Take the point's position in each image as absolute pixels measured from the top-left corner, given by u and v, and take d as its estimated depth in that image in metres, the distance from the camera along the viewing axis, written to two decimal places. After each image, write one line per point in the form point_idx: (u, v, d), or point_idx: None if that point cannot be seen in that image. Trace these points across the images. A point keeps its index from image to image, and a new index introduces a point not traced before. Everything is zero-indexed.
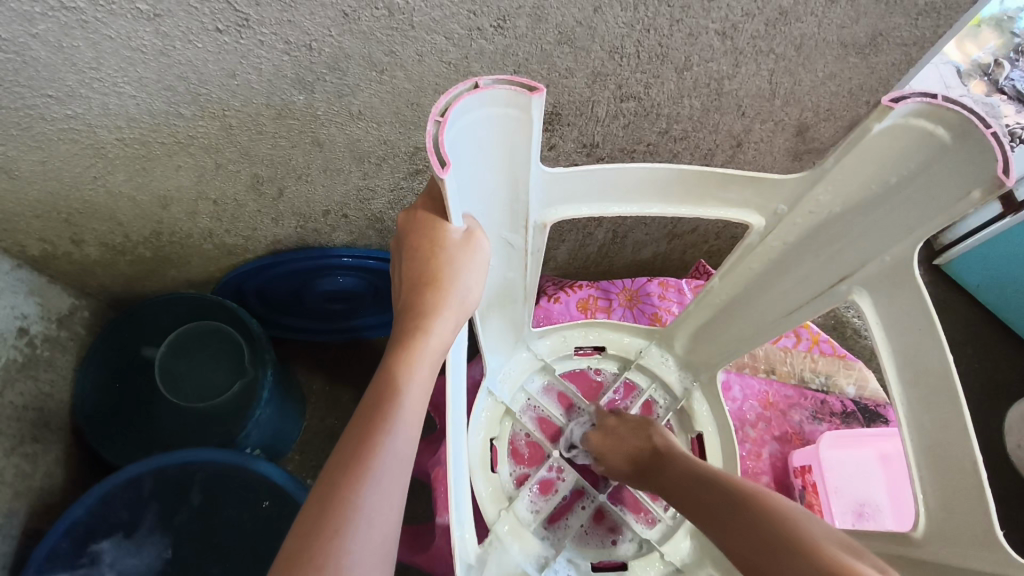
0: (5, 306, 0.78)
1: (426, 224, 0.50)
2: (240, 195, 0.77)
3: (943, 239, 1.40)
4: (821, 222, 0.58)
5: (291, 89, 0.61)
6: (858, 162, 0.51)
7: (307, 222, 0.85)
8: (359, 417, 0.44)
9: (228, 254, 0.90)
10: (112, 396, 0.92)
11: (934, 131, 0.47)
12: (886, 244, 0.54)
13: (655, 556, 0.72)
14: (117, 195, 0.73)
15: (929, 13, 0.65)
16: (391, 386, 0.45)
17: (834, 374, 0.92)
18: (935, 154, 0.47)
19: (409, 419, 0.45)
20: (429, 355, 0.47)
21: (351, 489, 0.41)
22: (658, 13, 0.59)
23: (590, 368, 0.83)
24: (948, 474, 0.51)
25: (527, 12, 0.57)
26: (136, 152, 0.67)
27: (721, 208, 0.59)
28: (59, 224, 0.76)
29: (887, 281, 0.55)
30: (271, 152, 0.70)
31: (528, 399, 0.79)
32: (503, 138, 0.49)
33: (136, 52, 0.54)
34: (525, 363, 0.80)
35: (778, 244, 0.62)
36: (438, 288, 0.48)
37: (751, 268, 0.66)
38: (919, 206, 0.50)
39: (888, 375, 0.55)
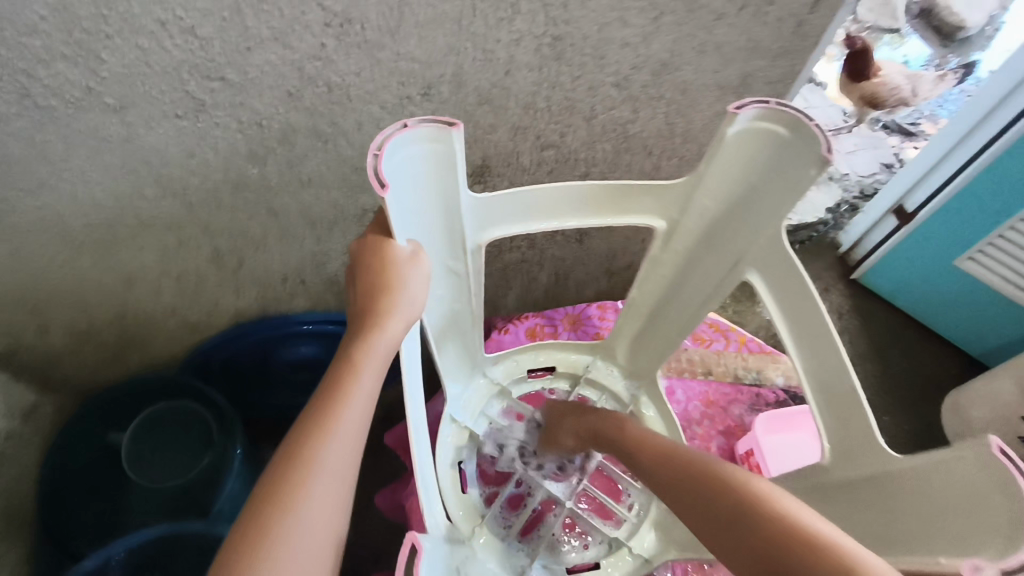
0: None
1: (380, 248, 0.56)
2: (202, 270, 0.83)
3: (855, 257, 1.56)
4: (712, 218, 0.66)
5: (245, 164, 0.69)
6: (725, 163, 0.61)
7: (267, 290, 0.92)
8: (315, 403, 0.49)
9: (192, 330, 0.95)
10: (77, 485, 0.91)
11: (777, 129, 0.57)
12: (763, 229, 0.63)
13: (624, 551, 0.75)
14: (83, 280, 0.77)
15: (785, 54, 0.78)
16: (344, 377, 0.50)
17: (764, 368, 0.99)
18: (781, 146, 0.58)
19: (353, 411, 0.49)
20: (380, 352, 0.52)
21: (307, 462, 0.46)
22: (559, 72, 0.70)
23: (544, 389, 0.87)
24: (841, 409, 0.61)
25: (448, 80, 0.67)
26: (102, 236, 0.72)
27: (630, 217, 0.67)
28: (24, 316, 0.79)
29: (770, 259, 0.63)
30: (230, 225, 0.77)
31: (490, 423, 0.82)
32: (429, 169, 0.56)
33: (103, 141, 0.61)
34: (481, 390, 0.84)
35: (681, 246, 0.70)
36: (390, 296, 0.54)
37: (664, 273, 0.75)
38: (781, 191, 0.60)
39: (785, 341, 0.64)
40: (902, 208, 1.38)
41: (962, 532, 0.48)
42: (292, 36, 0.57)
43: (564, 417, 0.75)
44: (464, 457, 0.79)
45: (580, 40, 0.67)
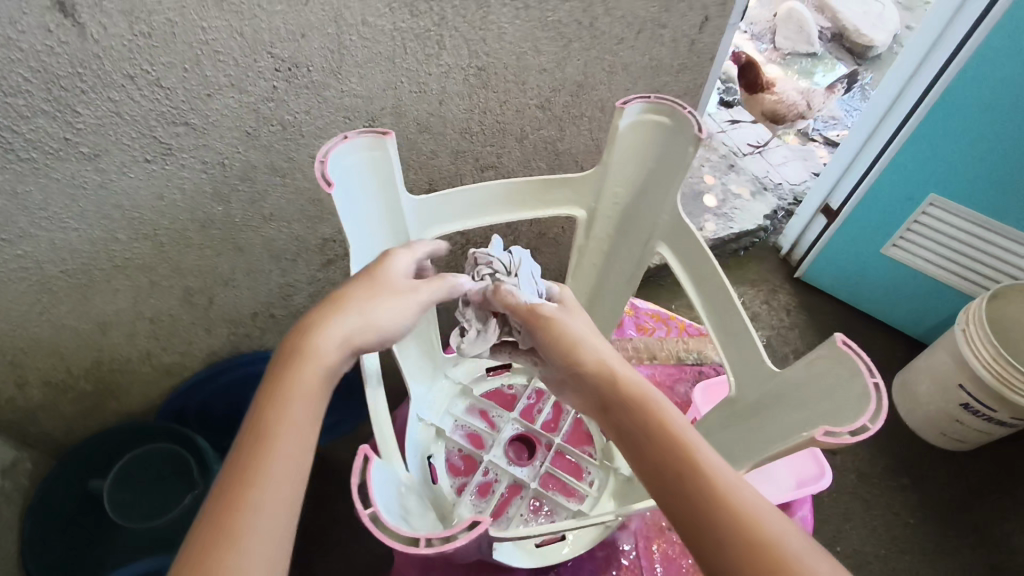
0: None
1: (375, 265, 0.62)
2: (174, 310, 0.89)
3: (795, 257, 1.68)
4: (625, 200, 0.74)
5: (210, 203, 0.76)
6: (623, 154, 0.70)
7: (237, 327, 0.98)
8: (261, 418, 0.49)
9: (167, 374, 0.99)
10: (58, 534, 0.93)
11: (661, 118, 0.66)
12: (664, 208, 0.72)
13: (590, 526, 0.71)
14: (61, 328, 0.82)
15: (684, 70, 0.88)
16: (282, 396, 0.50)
17: (703, 349, 1.07)
18: (666, 133, 0.67)
19: (293, 416, 0.49)
20: (313, 375, 0.52)
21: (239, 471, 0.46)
22: (487, 98, 0.79)
23: (504, 385, 0.83)
24: (735, 350, 0.69)
25: (389, 112, 0.75)
26: (79, 281, 0.77)
27: (553, 207, 0.74)
28: (5, 369, 0.82)
29: (674, 233, 0.72)
30: (199, 263, 0.84)
31: (456, 421, 0.78)
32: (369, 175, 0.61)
33: (78, 188, 0.67)
34: (446, 390, 0.78)
35: (602, 234, 0.79)
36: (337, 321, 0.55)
37: (593, 261, 0.83)
38: (670, 172, 0.69)
39: (694, 302, 0.72)
40: (829, 206, 1.50)
41: (825, 414, 0.57)
42: (246, 81, 0.65)
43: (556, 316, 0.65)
44: (434, 452, 0.75)
45: (501, 69, 0.76)
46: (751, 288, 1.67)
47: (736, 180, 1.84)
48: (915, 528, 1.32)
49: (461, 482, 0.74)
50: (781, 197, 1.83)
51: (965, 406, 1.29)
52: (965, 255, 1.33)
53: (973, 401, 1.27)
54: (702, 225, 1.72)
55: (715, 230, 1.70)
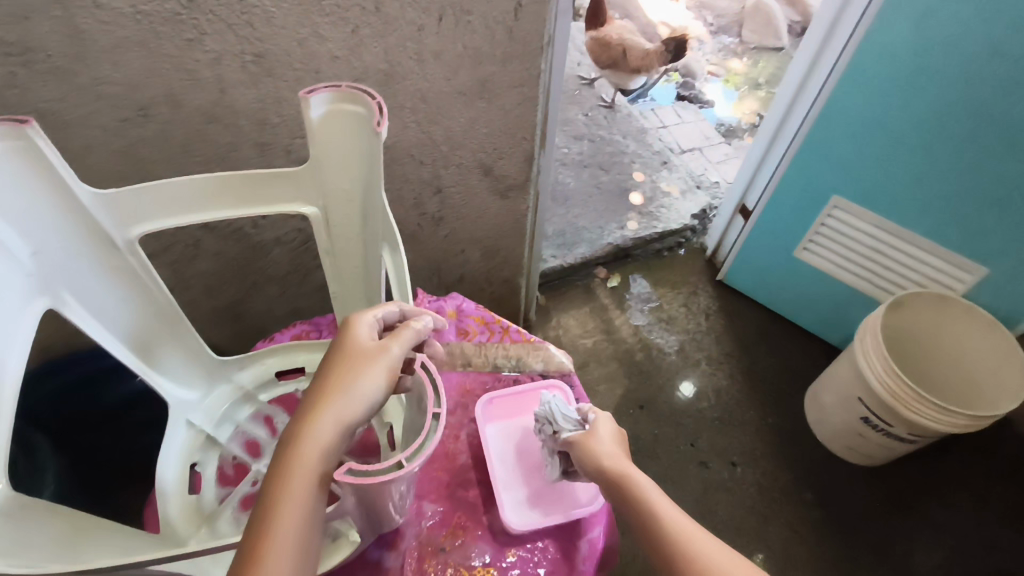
0: None
1: (351, 327, 0.54)
2: None
3: (720, 257, 1.61)
4: (359, 202, 0.63)
5: None
6: (329, 146, 0.57)
7: (66, 323, 0.94)
8: (250, 526, 0.44)
9: None
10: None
11: (357, 110, 0.54)
12: (382, 211, 0.59)
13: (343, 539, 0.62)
14: None
15: (511, 60, 0.82)
16: (272, 496, 0.44)
17: (523, 355, 0.84)
18: (365, 125, 0.54)
19: (290, 516, 0.43)
20: (306, 465, 0.45)
21: None
22: (278, 87, 0.74)
23: (297, 391, 0.77)
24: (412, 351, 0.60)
25: (163, 101, 0.71)
26: None
27: (272, 205, 0.61)
28: None
29: (390, 237, 0.59)
30: None
31: (236, 427, 0.74)
32: (24, 174, 0.48)
33: None
34: (222, 394, 0.75)
35: (343, 233, 0.65)
36: (323, 396, 0.49)
37: (353, 266, 0.69)
38: (376, 170, 0.57)
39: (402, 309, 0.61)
40: (744, 206, 1.44)
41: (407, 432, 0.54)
42: None
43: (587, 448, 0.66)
44: (199, 459, 0.70)
45: (284, 56, 0.71)
46: (670, 291, 1.61)
47: (667, 178, 1.78)
48: (811, 549, 1.24)
49: (228, 491, 0.69)
50: (715, 197, 1.75)
51: (865, 419, 1.22)
52: (869, 259, 1.27)
53: (870, 413, 1.19)
54: (625, 224, 1.66)
55: (636, 229, 1.65)
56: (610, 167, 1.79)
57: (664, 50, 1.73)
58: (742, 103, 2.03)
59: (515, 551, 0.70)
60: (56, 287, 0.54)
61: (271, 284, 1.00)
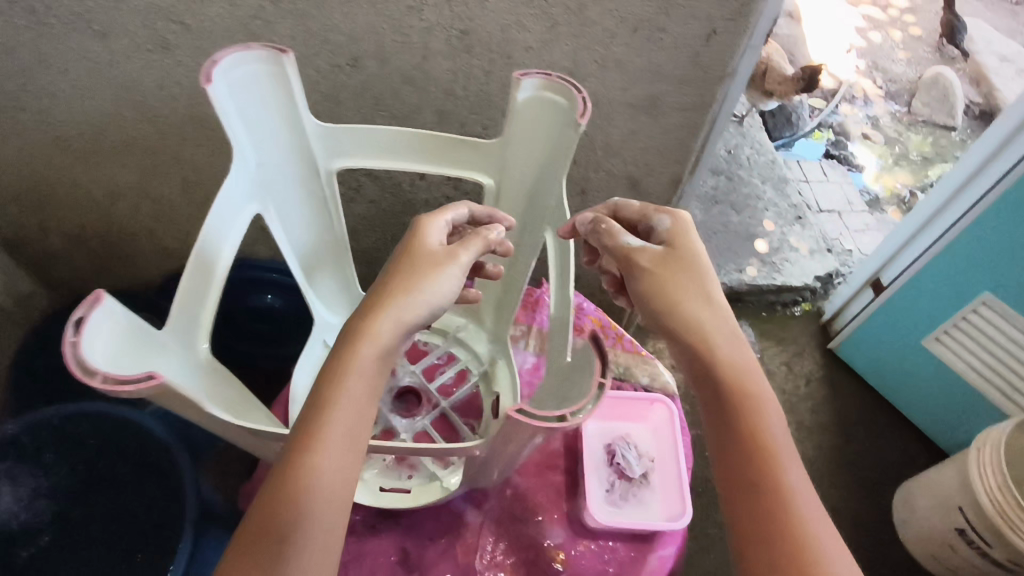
0: None
1: (417, 233, 0.60)
2: (174, 198, 0.99)
3: (836, 326, 1.54)
4: (529, 182, 0.68)
5: (205, 103, 0.84)
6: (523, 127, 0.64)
7: None
8: (311, 403, 0.50)
9: (168, 259, 1.12)
10: (42, 367, 1.07)
11: (559, 102, 0.60)
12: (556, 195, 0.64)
13: (436, 486, 0.69)
14: (76, 185, 0.96)
15: (688, 83, 0.84)
16: (336, 381, 0.50)
17: (631, 365, 0.87)
18: (564, 117, 0.60)
19: (349, 400, 0.49)
20: (368, 356, 0.51)
21: (293, 467, 0.46)
22: (471, 66, 0.80)
23: (419, 341, 0.82)
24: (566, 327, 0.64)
25: (372, 56, 0.79)
26: (91, 144, 0.90)
27: (455, 168, 0.68)
28: (33, 207, 1.00)
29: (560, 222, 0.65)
30: (197, 159, 0.92)
31: None
32: (270, 93, 0.57)
33: (92, 62, 0.78)
34: None
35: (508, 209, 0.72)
36: (387, 295, 0.54)
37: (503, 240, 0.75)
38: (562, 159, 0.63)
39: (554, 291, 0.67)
40: (879, 280, 1.36)
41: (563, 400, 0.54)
42: None
43: (646, 258, 0.62)
44: None
45: (486, 38, 0.77)
46: (774, 346, 1.57)
47: (798, 234, 1.72)
48: None
49: None
50: (844, 264, 1.68)
51: (961, 532, 1.13)
52: (1007, 368, 1.17)
53: (969, 528, 1.11)
54: (744, 268, 1.62)
55: (754, 276, 1.61)
56: (741, 209, 1.75)
57: (802, 76, 1.83)
58: (894, 176, 1.93)
59: (587, 543, 0.73)
60: (264, 195, 0.63)
61: None
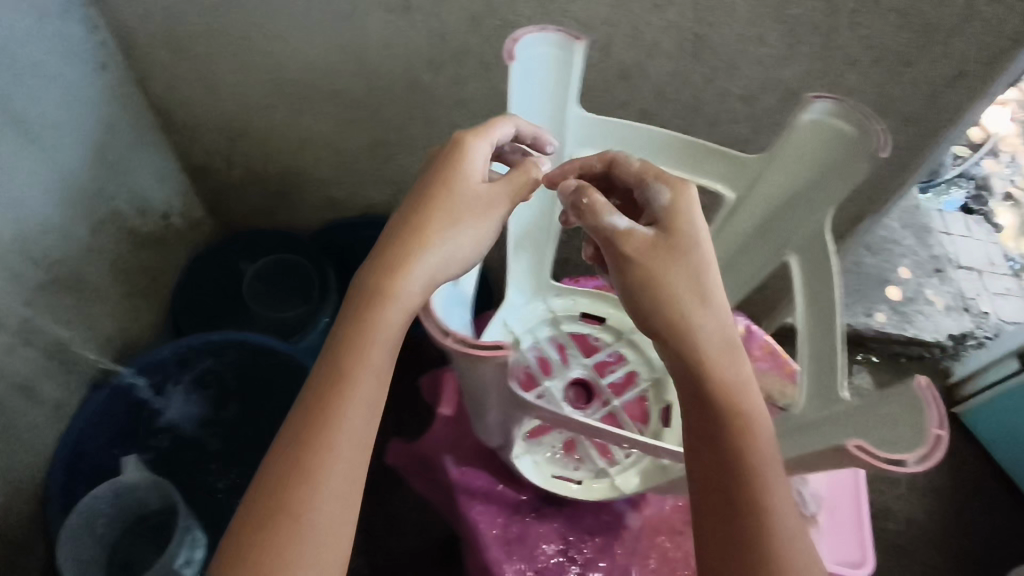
0: (159, 181, 1.04)
1: (454, 162, 0.57)
2: (358, 153, 1.02)
3: (964, 391, 1.46)
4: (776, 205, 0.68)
5: (422, 68, 0.85)
6: (793, 152, 0.64)
7: (399, 192, 1.09)
8: (325, 370, 0.50)
9: (331, 208, 1.16)
10: (195, 282, 1.12)
11: (844, 128, 0.60)
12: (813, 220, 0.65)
13: (606, 484, 0.71)
14: (273, 126, 1.00)
15: (914, 122, 0.80)
16: (351, 348, 0.50)
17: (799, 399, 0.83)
18: (846, 147, 0.60)
19: (371, 365, 0.50)
20: (393, 319, 0.52)
21: (319, 438, 0.47)
22: (694, 71, 0.79)
23: (590, 335, 0.83)
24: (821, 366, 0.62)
25: (598, 47, 0.79)
26: (301, 91, 0.93)
27: (701, 178, 0.69)
28: (226, 141, 1.04)
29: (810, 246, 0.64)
30: (393, 120, 0.95)
31: (536, 342, 0.82)
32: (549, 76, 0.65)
33: (332, 14, 0.80)
34: (537, 311, 0.83)
35: (740, 229, 0.73)
36: (415, 250, 0.53)
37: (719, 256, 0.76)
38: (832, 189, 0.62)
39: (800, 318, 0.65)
40: None
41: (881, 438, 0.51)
42: None
43: (643, 245, 0.54)
44: None
45: (720, 46, 0.76)
46: None
47: (934, 288, 1.63)
48: None
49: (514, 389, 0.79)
50: (980, 328, 1.59)
51: None
52: None
53: None
54: (873, 313, 1.55)
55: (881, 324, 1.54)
56: (877, 251, 1.66)
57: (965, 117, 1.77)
58: None
59: None
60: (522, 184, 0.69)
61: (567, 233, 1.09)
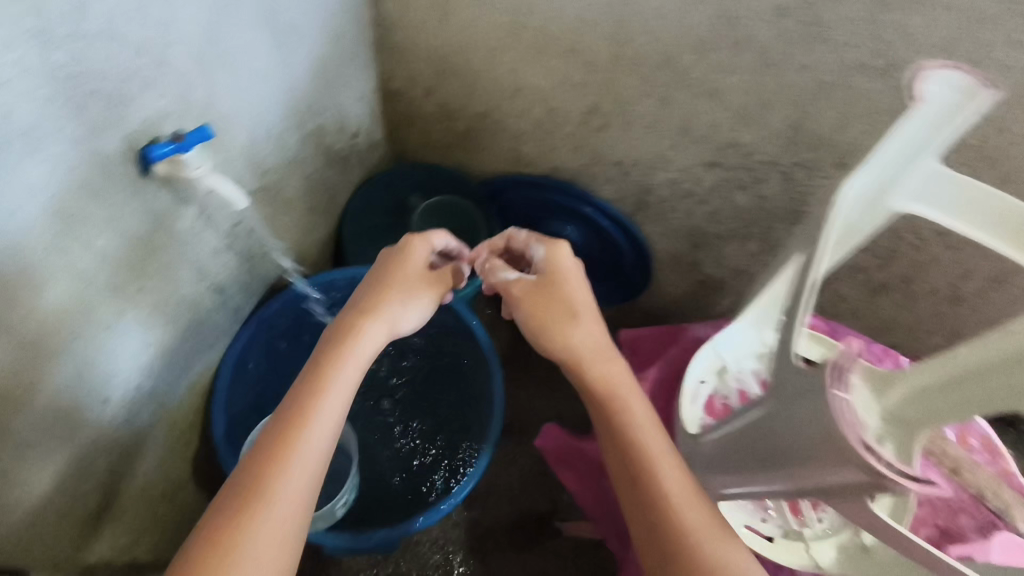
0: (361, 100, 1.01)
1: (396, 258, 0.70)
2: (570, 116, 0.96)
3: None
4: None
5: (686, 48, 0.77)
6: None
7: (596, 162, 1.03)
8: (278, 421, 0.56)
9: (515, 160, 1.11)
10: (369, 210, 1.13)
11: None
12: None
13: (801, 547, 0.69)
14: (491, 70, 0.94)
15: None
16: (308, 401, 0.58)
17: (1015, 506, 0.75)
18: None
19: (322, 420, 0.57)
20: (338, 387, 0.59)
21: (257, 485, 0.52)
22: (1015, 121, 0.68)
23: None
24: None
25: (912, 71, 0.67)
26: (537, 42, 0.85)
27: None
28: (433, 75, 0.99)
29: None
30: (626, 92, 0.87)
31: (740, 373, 0.75)
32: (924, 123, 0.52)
33: None
34: (749, 343, 0.75)
35: None
36: (363, 317, 0.65)
37: None
38: None
39: None
40: None
41: None
42: None
43: (542, 291, 0.67)
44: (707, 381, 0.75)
45: None
46: None
47: None
48: None
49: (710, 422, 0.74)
50: None
51: None
52: None
53: None
54: None
55: None
56: None
57: None
58: None
59: None
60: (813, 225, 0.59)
61: (752, 241, 1.03)
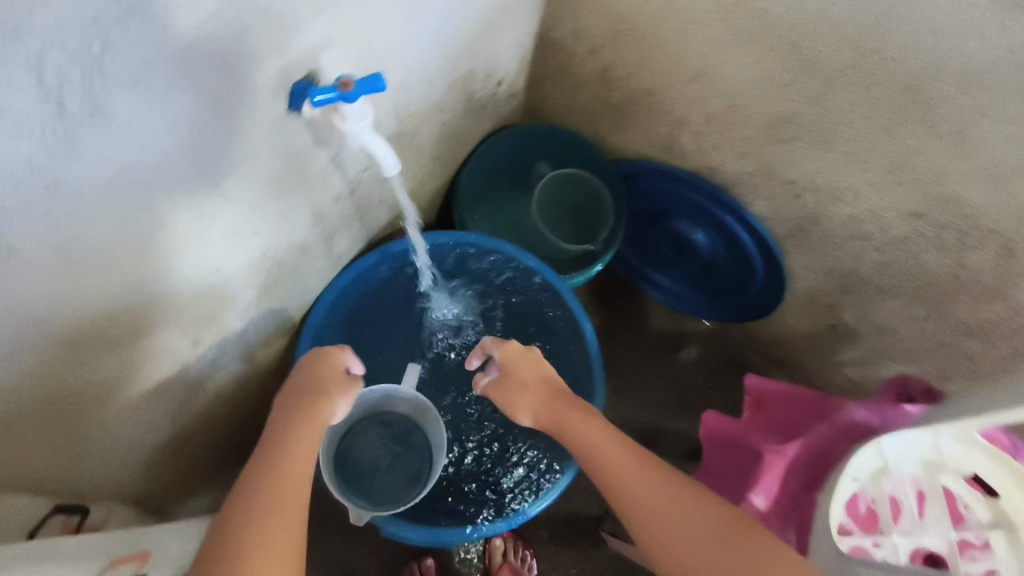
0: (517, 46, 0.88)
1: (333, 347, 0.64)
2: (755, 118, 0.81)
3: None
4: None
5: (951, 76, 0.61)
6: None
7: (763, 174, 0.88)
8: (244, 483, 0.53)
9: (664, 148, 0.97)
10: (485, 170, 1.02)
11: None
12: None
13: None
14: (679, 45, 0.79)
15: None
16: (278, 459, 0.55)
17: None
18: None
19: (295, 476, 0.54)
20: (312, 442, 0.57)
21: (239, 538, 0.49)
22: None
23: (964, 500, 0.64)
24: None
25: None
26: (752, 27, 0.70)
27: None
28: (606, 36, 0.84)
29: None
30: (841, 108, 0.72)
31: (897, 477, 0.65)
32: None
33: None
34: (915, 443, 0.65)
35: None
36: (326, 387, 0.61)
37: None
38: None
39: None
40: None
41: None
42: None
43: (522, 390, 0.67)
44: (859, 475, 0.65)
45: None
46: None
47: None
48: None
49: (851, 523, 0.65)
50: None
51: None
52: None
53: None
54: None
55: None
56: None
57: None
58: None
59: None
60: None
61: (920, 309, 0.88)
